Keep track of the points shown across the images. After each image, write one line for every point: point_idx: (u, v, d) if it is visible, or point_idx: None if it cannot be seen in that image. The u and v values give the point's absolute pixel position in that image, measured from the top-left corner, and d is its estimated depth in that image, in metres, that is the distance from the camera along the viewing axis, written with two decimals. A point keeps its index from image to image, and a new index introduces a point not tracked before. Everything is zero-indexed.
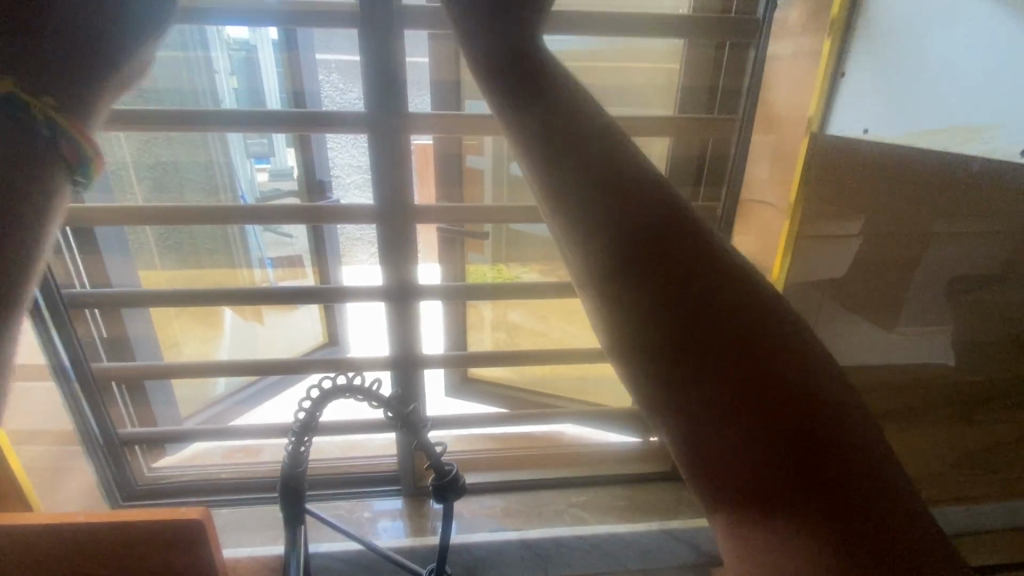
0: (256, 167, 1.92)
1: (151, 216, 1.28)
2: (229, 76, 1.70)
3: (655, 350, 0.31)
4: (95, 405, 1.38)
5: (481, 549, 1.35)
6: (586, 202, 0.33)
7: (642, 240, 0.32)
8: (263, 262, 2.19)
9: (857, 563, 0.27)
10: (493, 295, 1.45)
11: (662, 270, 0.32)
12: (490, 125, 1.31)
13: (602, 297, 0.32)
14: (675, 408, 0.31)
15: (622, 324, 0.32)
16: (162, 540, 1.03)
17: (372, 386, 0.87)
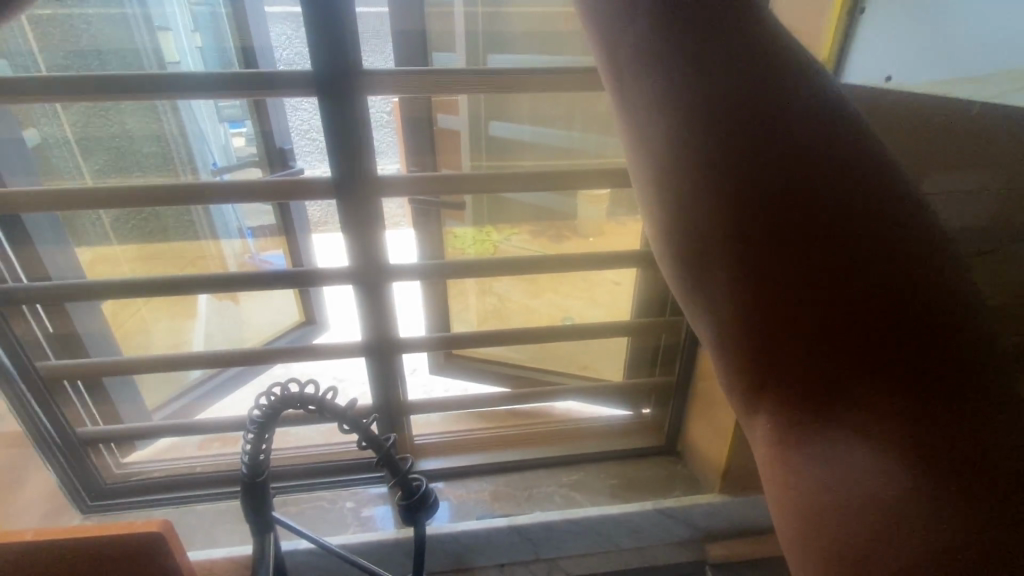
0: (232, 131, 1.75)
1: (83, 200, 1.15)
2: (191, 33, 1.50)
3: (730, 249, 0.30)
4: (46, 400, 1.29)
5: (469, 537, 1.31)
6: (694, 106, 0.31)
7: (716, 134, 0.30)
8: (243, 233, 2.00)
9: (943, 490, 0.22)
10: (473, 274, 1.35)
11: (742, 164, 0.30)
12: (461, 83, 1.15)
13: (689, 208, 0.31)
14: (747, 313, 0.30)
15: (701, 227, 0.31)
16: (120, 557, 0.96)
17: (329, 394, 0.77)
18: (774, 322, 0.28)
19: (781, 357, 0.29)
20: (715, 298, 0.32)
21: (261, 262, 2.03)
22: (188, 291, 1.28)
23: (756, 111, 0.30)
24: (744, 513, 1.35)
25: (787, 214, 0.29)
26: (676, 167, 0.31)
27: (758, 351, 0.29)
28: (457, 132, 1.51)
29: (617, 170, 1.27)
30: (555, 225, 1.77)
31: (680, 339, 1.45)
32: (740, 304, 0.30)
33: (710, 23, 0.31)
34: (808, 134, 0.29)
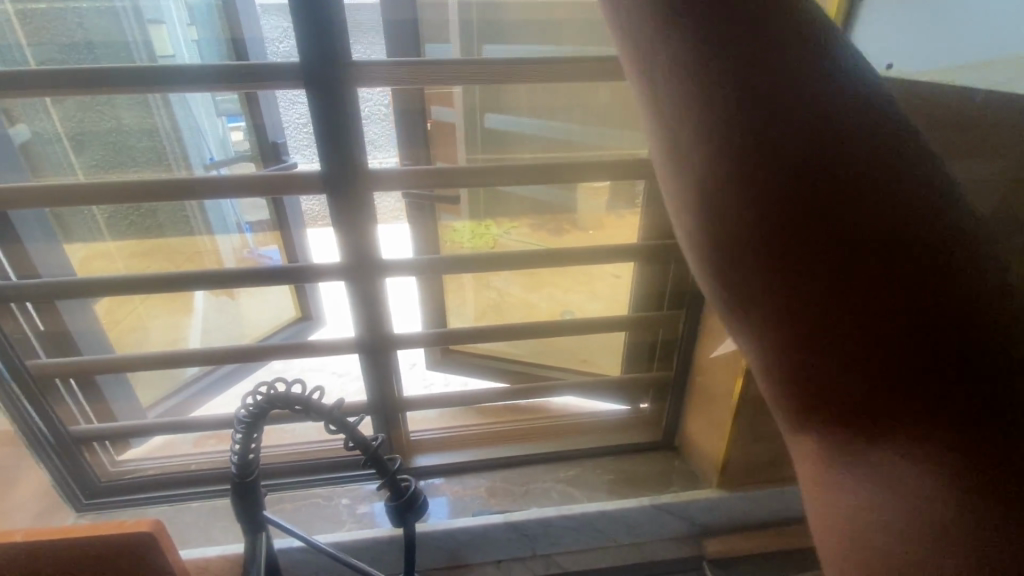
0: (229, 125, 1.73)
1: (70, 196, 1.14)
2: (188, 27, 1.39)
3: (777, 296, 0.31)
4: (37, 397, 1.28)
5: (465, 533, 1.30)
6: (741, 162, 0.31)
7: (764, 187, 0.30)
8: (241, 228, 1.96)
9: (983, 503, 0.26)
10: (468, 269, 1.33)
11: (793, 213, 0.30)
12: (453, 73, 1.12)
13: (739, 256, 0.33)
14: (797, 356, 0.31)
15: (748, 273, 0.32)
16: (112, 556, 0.95)
17: (316, 394, 0.75)
18: (824, 348, 0.30)
19: (831, 392, 0.31)
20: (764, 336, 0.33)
21: (260, 257, 2.02)
22: (180, 288, 1.26)
23: (802, 152, 0.29)
24: (742, 508, 1.34)
25: (838, 259, 0.29)
26: (729, 209, 0.32)
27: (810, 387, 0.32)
28: (452, 125, 1.48)
29: (613, 161, 1.25)
30: (559, 217, 1.70)
31: (678, 333, 1.43)
32: (793, 349, 0.31)
33: (743, 53, 0.30)
34: (845, 151, 0.29)
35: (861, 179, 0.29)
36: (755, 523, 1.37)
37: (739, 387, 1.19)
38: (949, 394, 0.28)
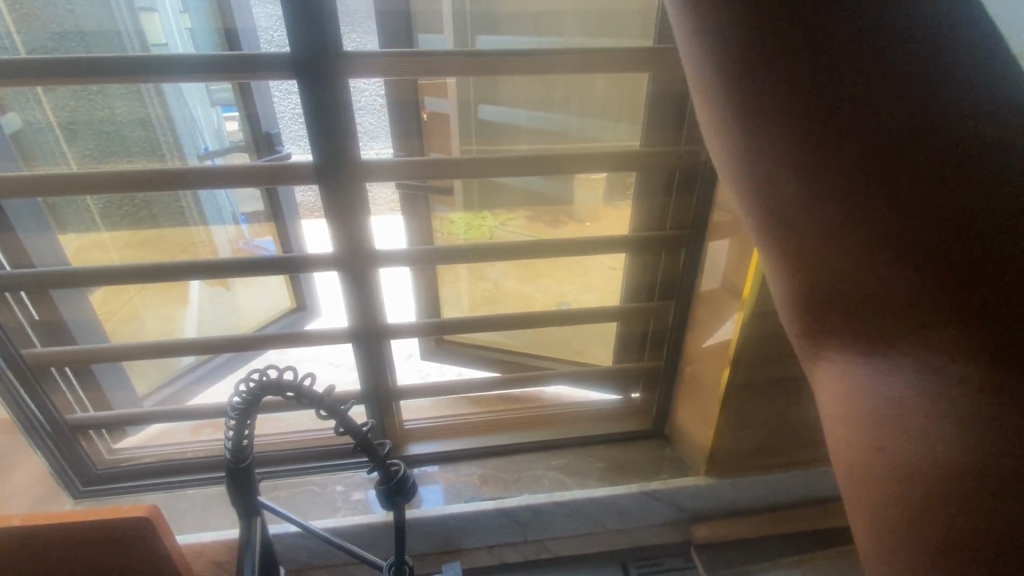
0: (223, 116, 1.72)
1: (61, 185, 1.14)
2: (180, 13, 1.38)
3: (790, 188, 0.27)
4: (33, 386, 1.30)
5: (458, 519, 1.32)
6: (742, 40, 0.27)
7: (769, 72, 0.26)
8: (237, 219, 1.93)
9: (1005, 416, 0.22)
10: (462, 259, 1.34)
11: (801, 103, 0.26)
12: (447, 65, 1.12)
13: (741, 156, 0.29)
14: (805, 253, 0.28)
15: (753, 169, 0.29)
16: (112, 539, 0.98)
17: (301, 378, 0.79)
18: (840, 244, 0.26)
19: (838, 298, 0.28)
20: (773, 238, 0.30)
21: (256, 248, 1.97)
22: (174, 278, 1.27)
23: (820, 29, 0.25)
24: (728, 493, 1.37)
25: (855, 148, 0.25)
26: (724, 93, 0.29)
27: (821, 289, 0.28)
28: (445, 116, 1.48)
29: (605, 153, 1.25)
30: (555, 209, 1.70)
31: (669, 323, 1.45)
32: (800, 246, 0.28)
33: None
34: (876, 30, 0.25)
35: (895, 70, 0.24)
36: (743, 509, 1.40)
37: (727, 376, 1.21)
38: (966, 292, 0.23)
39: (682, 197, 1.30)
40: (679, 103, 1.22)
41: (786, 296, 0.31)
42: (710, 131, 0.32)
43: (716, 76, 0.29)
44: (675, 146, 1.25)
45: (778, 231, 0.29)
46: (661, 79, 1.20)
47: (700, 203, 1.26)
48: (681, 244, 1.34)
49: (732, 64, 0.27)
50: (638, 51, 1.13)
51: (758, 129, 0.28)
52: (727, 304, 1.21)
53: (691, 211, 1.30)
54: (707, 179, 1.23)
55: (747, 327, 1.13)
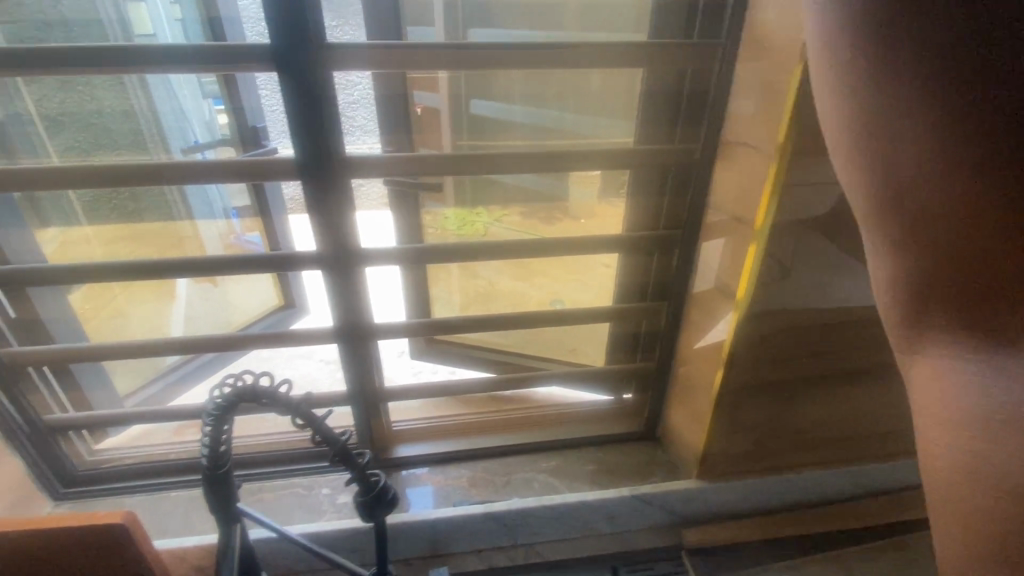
0: (215, 108, 1.65)
1: (34, 181, 1.11)
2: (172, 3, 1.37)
3: (922, 202, 0.33)
4: (9, 386, 1.26)
5: (445, 523, 1.30)
6: (906, 70, 0.31)
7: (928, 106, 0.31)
8: (227, 213, 1.88)
9: None
10: (451, 258, 1.31)
11: (948, 136, 0.31)
12: (435, 58, 1.09)
13: (879, 167, 0.35)
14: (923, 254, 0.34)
15: (889, 178, 0.34)
16: (86, 546, 0.95)
17: (284, 389, 0.80)
18: (959, 255, 0.32)
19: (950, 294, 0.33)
20: (895, 238, 0.35)
21: (246, 244, 1.93)
22: (155, 276, 1.24)
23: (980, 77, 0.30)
24: (719, 496, 1.36)
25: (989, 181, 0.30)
26: (876, 111, 0.34)
27: (936, 286, 0.34)
28: (435, 110, 1.44)
29: (597, 150, 1.22)
30: (550, 206, 1.65)
31: (661, 324, 1.43)
32: (920, 249, 0.34)
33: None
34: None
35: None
36: (734, 512, 1.39)
37: (719, 379, 1.19)
38: None
39: (676, 196, 1.27)
40: (673, 99, 1.19)
41: (898, 285, 0.37)
42: (839, 134, 0.38)
43: (869, 95, 0.34)
44: (669, 144, 1.22)
45: (900, 233, 0.35)
46: (655, 75, 1.17)
47: (694, 202, 1.23)
48: (675, 244, 1.31)
49: (892, 90, 0.32)
50: (631, 46, 1.10)
51: (900, 150, 0.33)
52: (720, 305, 1.18)
53: (685, 210, 1.27)
54: (701, 178, 1.20)
55: (739, 330, 1.11)
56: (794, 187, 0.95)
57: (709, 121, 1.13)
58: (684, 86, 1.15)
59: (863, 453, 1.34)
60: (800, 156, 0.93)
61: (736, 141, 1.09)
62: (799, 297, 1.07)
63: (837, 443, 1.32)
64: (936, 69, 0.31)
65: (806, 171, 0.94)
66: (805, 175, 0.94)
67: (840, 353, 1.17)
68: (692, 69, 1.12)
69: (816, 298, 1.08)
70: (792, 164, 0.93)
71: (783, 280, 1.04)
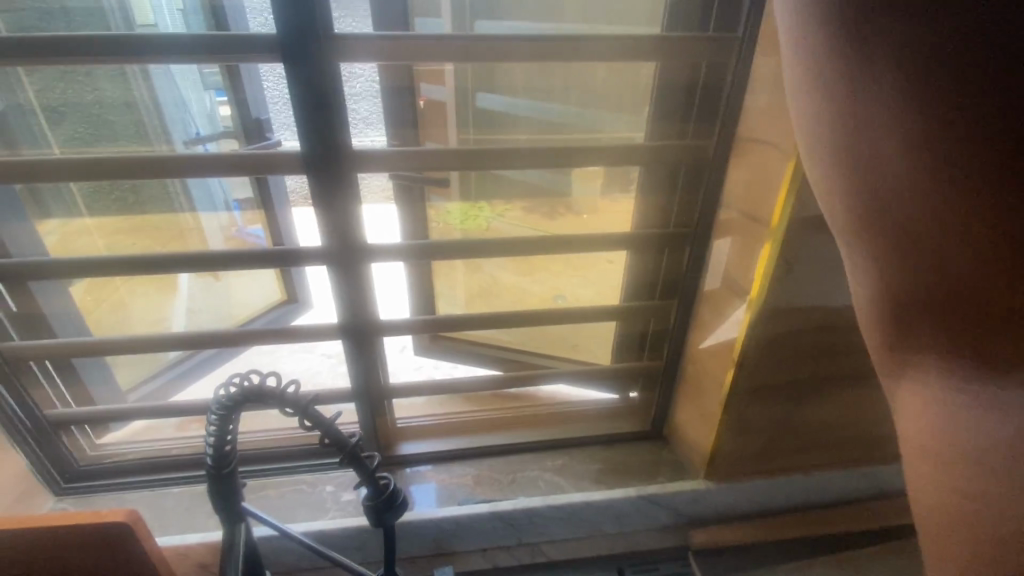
0: (216, 100, 1.65)
1: (35, 172, 1.09)
2: None
3: (936, 261, 0.40)
4: (11, 380, 1.25)
5: (450, 522, 1.29)
6: (929, 156, 0.38)
7: (950, 181, 0.37)
8: (229, 206, 1.83)
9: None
10: (457, 254, 1.29)
11: (963, 206, 0.37)
12: (443, 49, 1.06)
13: (892, 231, 0.42)
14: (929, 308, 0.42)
15: (905, 244, 0.42)
16: (89, 544, 0.94)
17: (293, 390, 0.79)
18: (963, 302, 0.40)
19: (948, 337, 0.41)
20: (907, 284, 0.43)
21: (248, 236, 1.91)
22: (158, 271, 1.22)
23: (998, 162, 0.35)
24: (727, 497, 1.35)
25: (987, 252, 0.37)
26: (895, 183, 0.41)
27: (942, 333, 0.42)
28: (442, 103, 1.42)
29: (607, 146, 1.19)
30: (550, 201, 1.63)
31: (670, 323, 1.41)
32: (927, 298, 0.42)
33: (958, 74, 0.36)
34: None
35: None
36: (740, 513, 1.38)
37: (730, 380, 1.17)
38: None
39: (687, 193, 1.25)
40: (687, 94, 1.16)
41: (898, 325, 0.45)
42: (855, 195, 0.45)
43: (896, 167, 0.40)
44: (681, 140, 1.19)
45: (911, 286, 0.43)
46: (669, 69, 1.15)
47: (706, 200, 1.21)
48: (685, 242, 1.29)
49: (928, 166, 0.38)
50: (646, 38, 1.07)
51: (921, 214, 0.40)
52: (731, 305, 1.17)
53: (696, 208, 1.25)
54: (715, 176, 1.18)
55: (751, 330, 1.09)
56: (814, 184, 0.93)
57: (724, 117, 1.10)
58: (698, 80, 1.13)
59: (872, 455, 1.33)
60: None
61: (751, 138, 1.06)
62: (812, 297, 1.05)
63: (847, 445, 1.31)
64: (954, 151, 0.37)
65: None
66: None
67: (852, 355, 1.15)
68: (706, 64, 1.09)
69: (830, 299, 1.06)
70: None
71: (797, 279, 1.03)
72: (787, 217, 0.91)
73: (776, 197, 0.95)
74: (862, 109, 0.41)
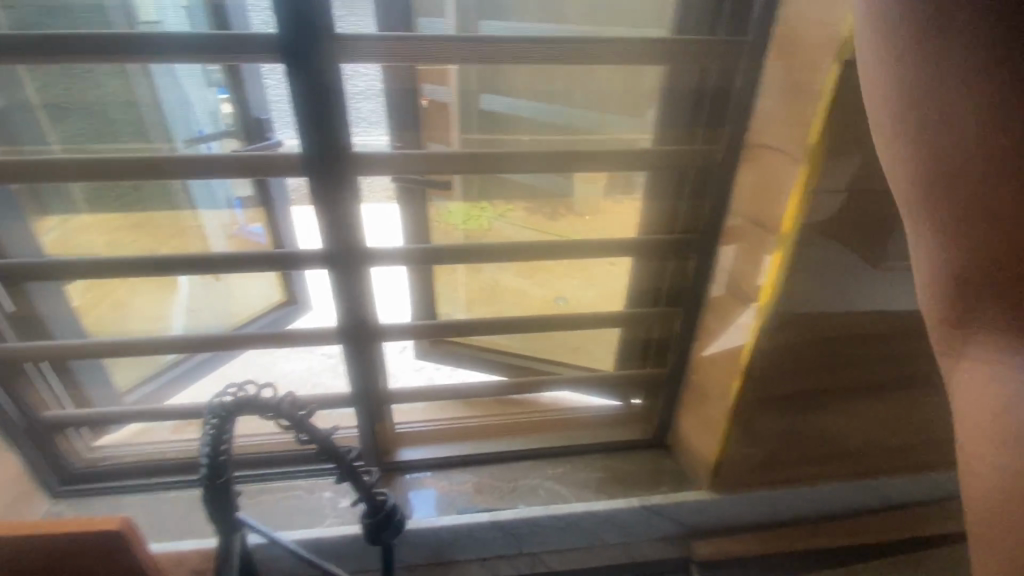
0: (219, 97, 1.65)
1: (30, 172, 1.07)
2: None
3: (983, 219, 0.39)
4: (6, 383, 1.23)
5: (450, 531, 1.27)
6: (969, 108, 0.39)
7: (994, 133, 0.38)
8: (231, 204, 1.84)
9: None
10: (458, 259, 1.27)
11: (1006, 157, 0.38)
12: (446, 50, 1.04)
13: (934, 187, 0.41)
14: (976, 269, 0.40)
15: (943, 202, 0.41)
16: (81, 553, 0.92)
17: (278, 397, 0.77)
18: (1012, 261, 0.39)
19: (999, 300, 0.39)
20: (945, 250, 0.41)
21: (250, 234, 1.93)
22: (155, 273, 1.21)
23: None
24: (731, 508, 1.33)
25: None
26: (937, 137, 0.40)
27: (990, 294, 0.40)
28: (445, 105, 1.39)
29: (613, 151, 1.17)
30: (553, 202, 1.57)
31: (674, 330, 1.39)
32: (969, 261, 0.40)
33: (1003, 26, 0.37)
34: None
35: None
36: (744, 524, 1.36)
37: (736, 390, 1.15)
38: None
39: (694, 199, 1.23)
40: (695, 99, 1.13)
41: (942, 296, 0.42)
42: (898, 158, 0.44)
43: (937, 119, 0.40)
44: (689, 145, 1.17)
45: (954, 248, 0.41)
46: (676, 72, 1.12)
47: (713, 206, 1.19)
48: (692, 249, 1.26)
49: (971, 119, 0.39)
50: (654, 41, 1.05)
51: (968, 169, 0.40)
52: (738, 315, 1.14)
53: (703, 214, 1.23)
54: (722, 182, 1.15)
55: (758, 341, 1.07)
56: (825, 194, 0.90)
57: (732, 121, 1.08)
58: (707, 84, 1.11)
59: (879, 467, 1.31)
60: (831, 160, 0.88)
61: (761, 143, 1.04)
62: (821, 307, 1.03)
63: (853, 457, 1.28)
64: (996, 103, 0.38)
65: (836, 177, 0.90)
66: (836, 180, 0.90)
67: (862, 366, 1.13)
68: (715, 67, 1.07)
69: (839, 309, 1.04)
70: (823, 168, 0.89)
71: (805, 289, 1.01)
72: (797, 227, 0.89)
73: (786, 204, 0.93)
74: (917, 61, 0.40)
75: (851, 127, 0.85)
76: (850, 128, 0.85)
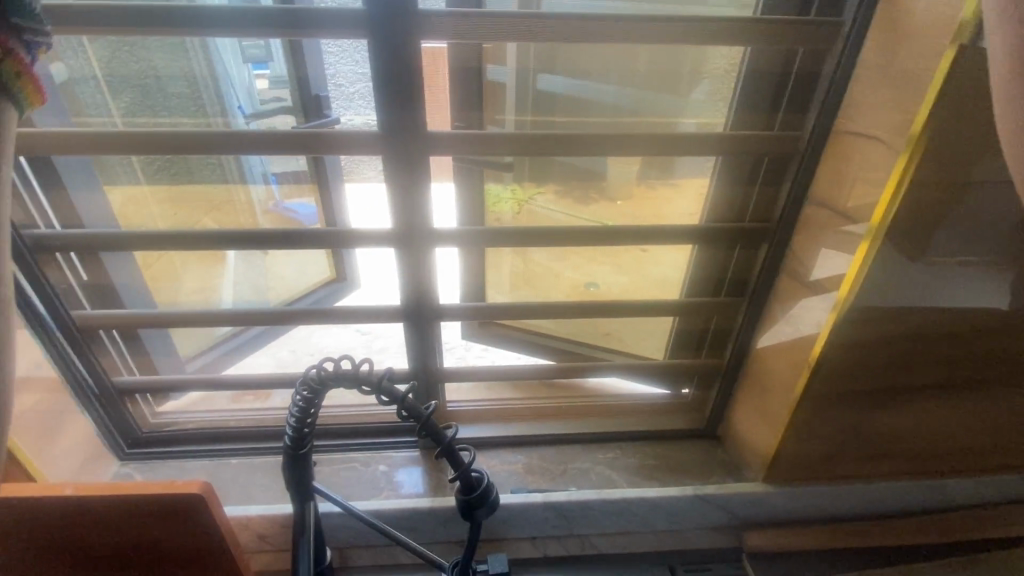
0: (255, 74, 1.56)
1: (112, 144, 1.09)
2: None
3: None
4: (83, 349, 1.29)
5: (503, 510, 1.29)
6: None
7: None
8: (267, 179, 1.76)
9: None
10: (517, 242, 1.25)
11: None
12: (522, 28, 1.01)
13: None
14: None
15: None
16: (164, 513, 0.96)
17: (364, 367, 0.76)
18: None
19: None
20: None
21: (285, 211, 1.83)
22: (222, 246, 1.23)
23: None
24: (786, 502, 1.32)
25: None
26: None
27: None
28: (502, 87, 1.29)
29: (686, 136, 1.14)
30: (587, 185, 1.42)
31: (735, 321, 1.37)
32: None
33: None
34: None
35: None
36: (799, 518, 1.35)
37: (804, 383, 1.13)
38: None
39: (767, 188, 1.20)
40: (779, 83, 1.10)
41: None
42: None
43: None
44: (767, 132, 1.14)
45: None
46: (762, 55, 1.08)
47: (790, 196, 1.15)
48: (762, 239, 1.24)
49: None
50: (741, 21, 1.01)
51: None
52: (810, 307, 1.12)
53: (777, 203, 1.19)
54: (801, 171, 1.12)
55: (834, 335, 1.04)
56: (926, 184, 0.87)
57: (819, 108, 1.04)
58: (792, 69, 1.07)
59: (945, 467, 1.28)
60: (940, 151, 0.84)
61: (852, 131, 1.00)
62: (904, 303, 1.00)
63: (919, 457, 1.26)
64: None
65: (940, 169, 0.86)
66: (940, 172, 0.86)
67: (942, 365, 1.10)
68: (804, 51, 1.03)
69: (925, 306, 1.00)
70: (928, 160, 0.85)
71: (890, 283, 0.97)
72: (892, 218, 0.86)
73: (881, 193, 0.90)
74: None
75: (964, 117, 0.81)
76: (962, 119, 0.82)
